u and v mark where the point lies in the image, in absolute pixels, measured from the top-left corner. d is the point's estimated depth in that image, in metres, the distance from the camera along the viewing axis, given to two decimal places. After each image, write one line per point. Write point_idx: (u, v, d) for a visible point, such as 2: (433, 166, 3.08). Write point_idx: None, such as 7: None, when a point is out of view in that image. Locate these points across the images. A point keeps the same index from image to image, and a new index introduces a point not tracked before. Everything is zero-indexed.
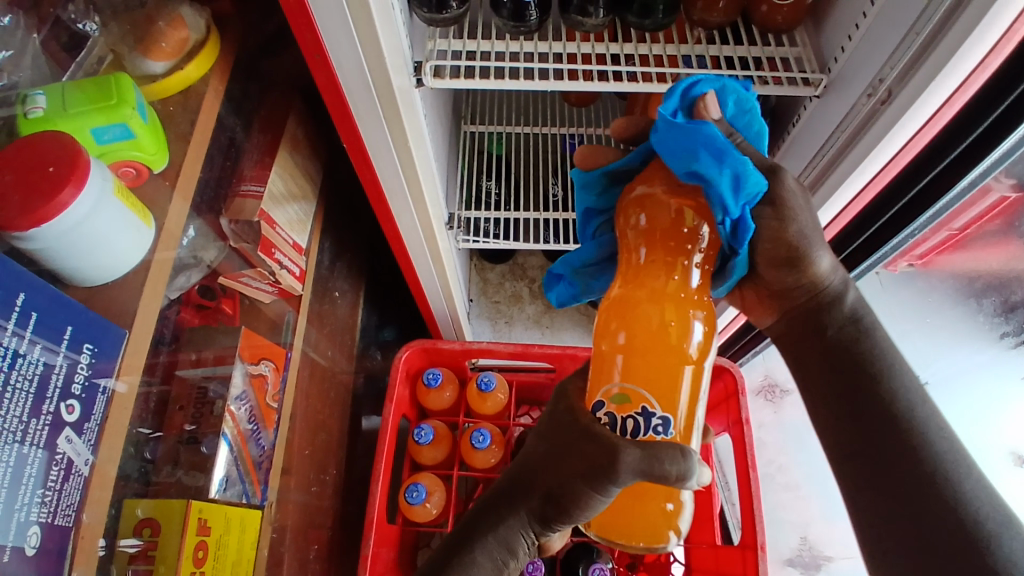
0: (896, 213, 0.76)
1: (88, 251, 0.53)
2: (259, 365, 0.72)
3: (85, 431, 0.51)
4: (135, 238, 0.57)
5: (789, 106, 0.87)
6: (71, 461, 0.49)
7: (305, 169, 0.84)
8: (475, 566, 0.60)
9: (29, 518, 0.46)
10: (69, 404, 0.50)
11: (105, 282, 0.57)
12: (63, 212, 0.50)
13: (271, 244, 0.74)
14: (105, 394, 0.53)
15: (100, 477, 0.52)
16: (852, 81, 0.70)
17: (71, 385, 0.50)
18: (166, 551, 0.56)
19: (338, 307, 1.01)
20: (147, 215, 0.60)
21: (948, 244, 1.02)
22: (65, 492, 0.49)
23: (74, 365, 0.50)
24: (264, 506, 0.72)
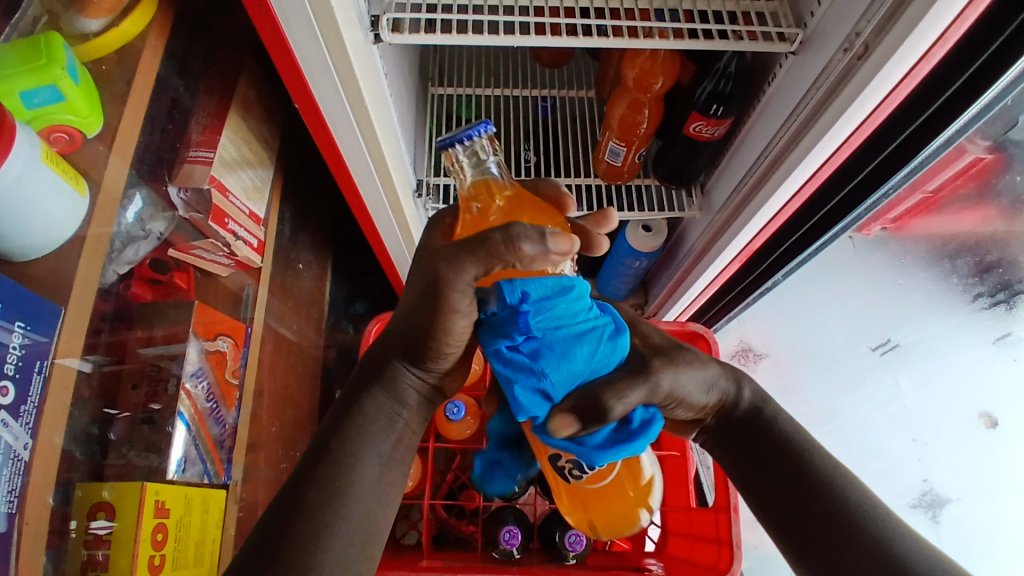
0: (869, 173, 0.75)
1: (20, 222, 0.49)
2: (216, 341, 0.68)
3: (22, 415, 0.48)
4: (69, 206, 0.53)
5: (764, 64, 0.85)
6: (10, 445, 0.47)
7: (258, 133, 0.79)
8: (374, 428, 0.59)
9: None
10: (4, 385, 0.46)
11: (40, 256, 0.53)
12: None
13: (223, 213, 0.69)
14: (42, 373, 0.50)
15: (42, 457, 0.50)
16: (828, 36, 0.68)
17: (4, 364, 0.47)
18: (124, 535, 0.54)
19: (303, 279, 0.97)
20: (81, 182, 0.55)
21: (920, 207, 1.03)
22: (7, 477, 0.46)
23: (6, 346, 0.47)
24: (229, 484, 0.70)
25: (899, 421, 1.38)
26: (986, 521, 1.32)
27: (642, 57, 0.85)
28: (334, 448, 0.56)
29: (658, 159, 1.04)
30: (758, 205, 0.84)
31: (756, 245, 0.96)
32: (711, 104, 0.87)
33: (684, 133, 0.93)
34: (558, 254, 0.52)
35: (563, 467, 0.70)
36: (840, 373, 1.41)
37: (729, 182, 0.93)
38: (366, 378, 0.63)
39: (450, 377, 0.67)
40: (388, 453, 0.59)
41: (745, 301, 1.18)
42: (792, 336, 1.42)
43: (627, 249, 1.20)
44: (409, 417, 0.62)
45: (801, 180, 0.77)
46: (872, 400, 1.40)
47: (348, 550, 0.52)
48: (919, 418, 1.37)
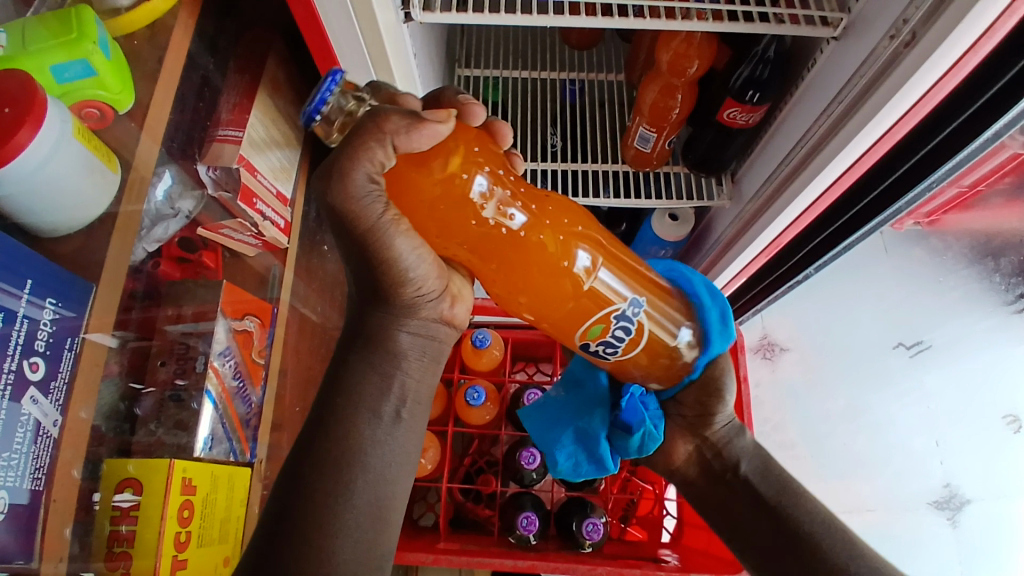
0: (911, 166, 0.72)
1: (50, 200, 0.49)
2: (244, 321, 0.68)
3: (52, 392, 0.49)
4: (100, 183, 0.53)
5: (805, 48, 0.82)
6: (38, 421, 0.47)
7: (286, 113, 0.79)
8: (373, 391, 0.59)
9: None
10: (34, 362, 0.47)
11: (70, 233, 0.53)
12: (22, 154, 0.46)
13: (251, 193, 0.69)
14: (73, 349, 0.51)
15: (71, 434, 0.51)
16: (874, 22, 0.65)
17: (34, 342, 0.47)
18: (150, 513, 0.55)
19: (327, 261, 0.98)
20: (113, 159, 0.55)
21: (958, 201, 1.01)
22: (34, 454, 0.47)
23: (37, 323, 0.48)
24: (254, 463, 0.70)
25: (925, 422, 1.33)
26: (1004, 523, 1.28)
27: (677, 40, 0.83)
28: (332, 425, 0.58)
29: (688, 146, 1.02)
30: (791, 196, 0.82)
31: (785, 239, 0.94)
32: (748, 90, 0.85)
33: (717, 120, 0.91)
34: (430, 117, 0.49)
35: (596, 351, 0.69)
36: (867, 373, 1.36)
37: (761, 172, 0.91)
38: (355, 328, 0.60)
39: (444, 299, 0.60)
40: (391, 411, 0.60)
41: (773, 293, 1.16)
42: (817, 330, 1.38)
43: (651, 238, 1.18)
44: (408, 364, 0.60)
45: (836, 173, 0.75)
46: (903, 397, 1.34)
47: (361, 522, 0.57)
48: (946, 418, 1.33)
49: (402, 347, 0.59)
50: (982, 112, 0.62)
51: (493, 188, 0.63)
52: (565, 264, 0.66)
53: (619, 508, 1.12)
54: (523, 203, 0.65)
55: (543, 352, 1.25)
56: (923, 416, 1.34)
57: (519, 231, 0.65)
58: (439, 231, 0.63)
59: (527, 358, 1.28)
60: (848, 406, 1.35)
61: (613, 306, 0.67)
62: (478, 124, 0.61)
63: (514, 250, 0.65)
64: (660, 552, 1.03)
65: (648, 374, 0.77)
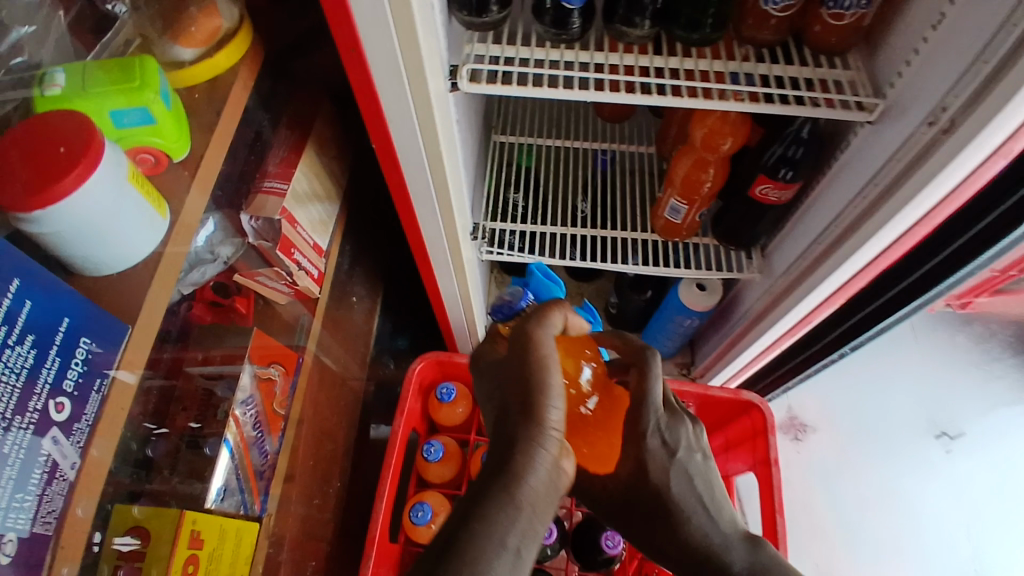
0: (960, 246, 0.70)
1: (101, 240, 0.51)
2: (268, 369, 0.67)
3: (74, 432, 0.48)
4: (148, 228, 0.54)
5: (837, 131, 0.83)
6: (56, 463, 0.46)
7: (330, 169, 0.82)
8: (507, 524, 0.49)
9: (6, 523, 0.43)
10: (60, 401, 0.47)
11: (112, 273, 0.54)
12: (68, 198, 0.47)
13: (290, 243, 0.70)
14: (100, 391, 0.50)
15: (88, 477, 0.49)
16: (910, 108, 0.66)
17: (64, 381, 0.47)
18: (155, 561, 0.54)
19: (354, 312, 0.98)
20: (163, 205, 0.57)
21: (994, 285, 0.99)
22: (48, 496, 0.46)
23: (69, 359, 0.48)
24: (263, 518, 0.67)
25: (966, 518, 1.24)
26: None
27: (712, 117, 0.83)
28: (465, 537, 0.48)
29: (717, 219, 1.03)
30: (826, 273, 0.80)
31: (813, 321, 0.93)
32: (781, 168, 0.85)
33: (749, 194, 0.92)
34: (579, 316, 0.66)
35: None
36: (898, 456, 1.29)
37: (793, 249, 0.91)
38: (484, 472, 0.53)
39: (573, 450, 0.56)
40: (515, 546, 0.49)
41: (798, 377, 1.13)
42: (846, 410, 1.32)
43: (678, 306, 1.17)
44: (538, 509, 0.52)
45: (871, 255, 0.75)
46: (940, 486, 1.27)
47: None
48: (984, 515, 1.25)
49: (532, 485, 0.51)
50: None
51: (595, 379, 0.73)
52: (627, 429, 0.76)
53: None
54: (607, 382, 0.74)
55: None
56: (964, 507, 1.25)
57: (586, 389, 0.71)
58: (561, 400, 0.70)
59: None
60: (882, 490, 1.27)
61: None
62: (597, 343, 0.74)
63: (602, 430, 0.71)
64: None
65: None
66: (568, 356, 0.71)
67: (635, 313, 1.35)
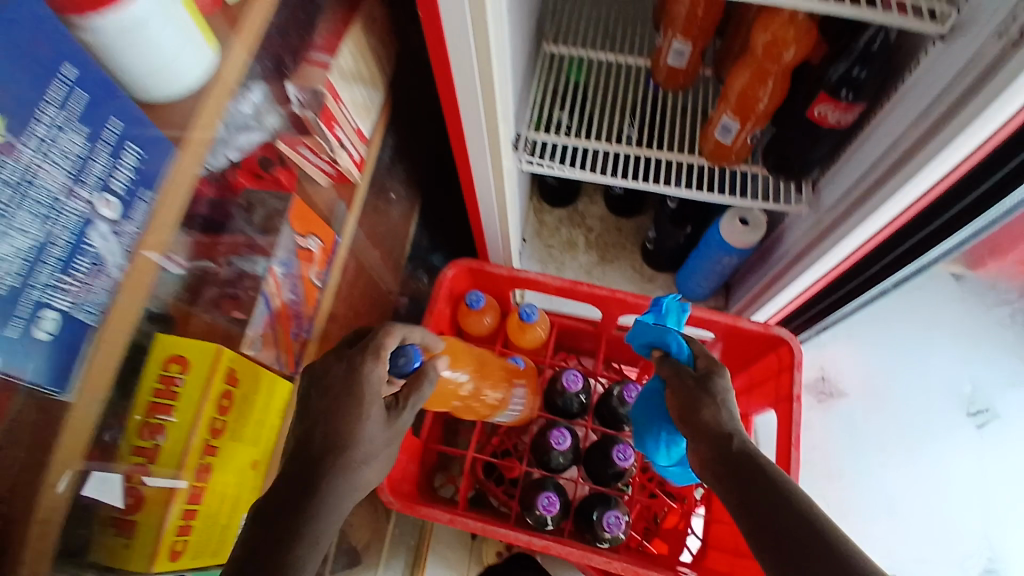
0: (1009, 172, 0.68)
1: (148, 60, 0.44)
2: (308, 239, 0.70)
3: (123, 233, 0.42)
4: (198, 55, 0.47)
5: (913, 46, 0.76)
6: (104, 259, 0.41)
7: (378, 54, 0.80)
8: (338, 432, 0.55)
9: (43, 300, 0.37)
10: (107, 199, 0.41)
11: (166, 100, 0.48)
12: (121, 8, 0.40)
13: (332, 117, 0.69)
14: (147, 205, 0.44)
15: (136, 278, 0.44)
16: (999, 12, 0.59)
17: (113, 178, 0.41)
18: (190, 398, 0.54)
19: (391, 211, 0.99)
20: (213, 36, 0.49)
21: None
22: (93, 288, 0.40)
23: (119, 163, 0.41)
24: (295, 379, 0.71)
25: (969, 489, 1.31)
26: None
27: (778, 22, 0.78)
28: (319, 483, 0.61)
29: (770, 146, 0.97)
30: (879, 201, 0.76)
31: (849, 263, 0.92)
32: (842, 87, 0.79)
33: (806, 115, 0.86)
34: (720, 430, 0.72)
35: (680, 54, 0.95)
36: (927, 425, 1.34)
37: (843, 182, 0.87)
38: (312, 427, 0.64)
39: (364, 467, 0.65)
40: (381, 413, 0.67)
41: (815, 321, 1.15)
42: (879, 373, 1.37)
43: (719, 243, 1.14)
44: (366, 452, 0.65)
45: (935, 176, 0.70)
46: (956, 447, 1.33)
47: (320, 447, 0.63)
48: (988, 489, 1.31)
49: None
50: None
51: (682, 38, 0.93)
52: (682, 78, 1.01)
53: (642, 519, 1.14)
54: (687, 35, 0.92)
55: (586, 344, 1.24)
56: (972, 476, 1.31)
57: (688, 36, 0.92)
58: (677, 8, 0.90)
59: (570, 349, 1.26)
60: (905, 438, 1.32)
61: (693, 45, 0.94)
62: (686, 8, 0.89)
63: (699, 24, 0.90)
64: (679, 567, 1.04)
65: (679, 80, 1.01)
66: (683, 23, 0.91)
67: (672, 249, 1.33)
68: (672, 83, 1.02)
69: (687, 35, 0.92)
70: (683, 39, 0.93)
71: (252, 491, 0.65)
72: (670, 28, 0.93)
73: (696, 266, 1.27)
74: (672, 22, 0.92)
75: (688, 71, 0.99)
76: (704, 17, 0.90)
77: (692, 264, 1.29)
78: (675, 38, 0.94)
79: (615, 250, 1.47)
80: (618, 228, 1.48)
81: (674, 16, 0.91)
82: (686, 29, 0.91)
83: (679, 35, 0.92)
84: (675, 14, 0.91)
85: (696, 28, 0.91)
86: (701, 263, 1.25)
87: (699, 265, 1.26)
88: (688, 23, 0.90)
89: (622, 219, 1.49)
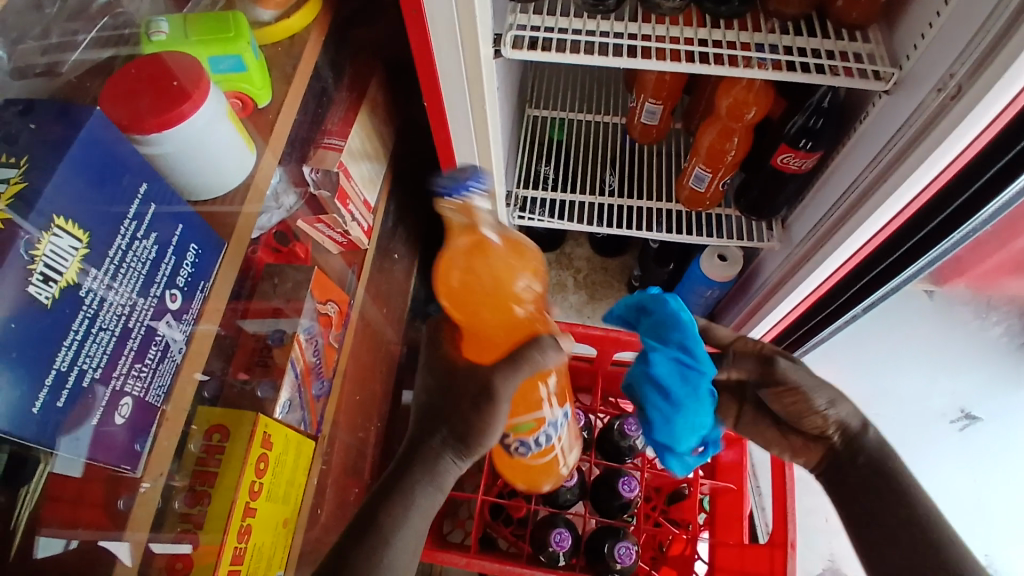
0: (942, 221, 0.75)
1: (202, 165, 0.53)
2: (327, 305, 0.76)
3: (184, 320, 0.50)
4: (239, 157, 0.56)
5: (860, 101, 0.85)
6: (168, 345, 0.48)
7: (380, 132, 0.89)
8: (418, 500, 0.59)
9: (123, 389, 0.44)
10: (173, 293, 0.49)
11: (211, 197, 0.57)
12: (183, 123, 0.49)
13: (346, 195, 0.77)
14: (203, 293, 0.52)
15: (191, 360, 0.51)
16: (923, 78, 0.68)
17: (177, 276, 0.49)
18: (232, 462, 0.59)
19: (394, 268, 1.06)
20: (251, 140, 0.59)
21: (985, 256, 1.08)
22: (160, 371, 0.48)
23: (182, 260, 0.49)
24: (317, 437, 0.76)
25: None
26: None
27: (738, 87, 0.87)
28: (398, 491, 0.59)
29: (741, 190, 1.06)
30: (838, 241, 0.84)
31: (826, 286, 0.96)
32: (801, 138, 0.88)
33: (772, 164, 0.95)
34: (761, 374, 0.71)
35: (652, 114, 1.05)
36: None
37: (812, 216, 0.94)
38: (434, 425, 0.62)
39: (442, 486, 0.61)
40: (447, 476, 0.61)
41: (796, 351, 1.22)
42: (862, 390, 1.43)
43: (700, 277, 1.22)
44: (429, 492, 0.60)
45: (890, 213, 0.76)
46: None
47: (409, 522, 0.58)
48: None
49: (416, 519, 0.59)
50: (992, 181, 0.67)
51: (651, 101, 1.03)
52: (655, 134, 1.11)
53: (650, 548, 1.18)
54: (657, 98, 1.02)
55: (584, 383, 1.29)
56: None
57: (656, 99, 1.02)
58: (646, 76, 1.01)
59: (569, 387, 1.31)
60: None
61: (662, 107, 1.04)
62: (650, 79, 1.00)
63: (665, 89, 1.01)
64: None
65: (652, 134, 1.11)
66: (651, 88, 1.01)
67: (658, 285, 1.41)
68: (646, 138, 1.12)
69: (658, 96, 1.02)
70: (653, 103, 1.03)
71: (283, 550, 0.68)
72: (642, 92, 1.03)
73: (680, 300, 1.34)
74: (644, 87, 1.02)
75: (661, 127, 1.09)
76: (670, 83, 1.00)
77: (677, 296, 1.36)
78: (646, 99, 1.04)
79: (603, 288, 1.55)
80: (605, 267, 1.56)
81: (644, 82, 1.01)
82: (656, 92, 1.01)
83: (650, 99, 1.02)
84: (644, 80, 1.01)
85: (664, 92, 1.01)
86: (684, 295, 1.32)
87: (683, 298, 1.33)
88: (656, 88, 1.00)
89: (608, 258, 1.57)
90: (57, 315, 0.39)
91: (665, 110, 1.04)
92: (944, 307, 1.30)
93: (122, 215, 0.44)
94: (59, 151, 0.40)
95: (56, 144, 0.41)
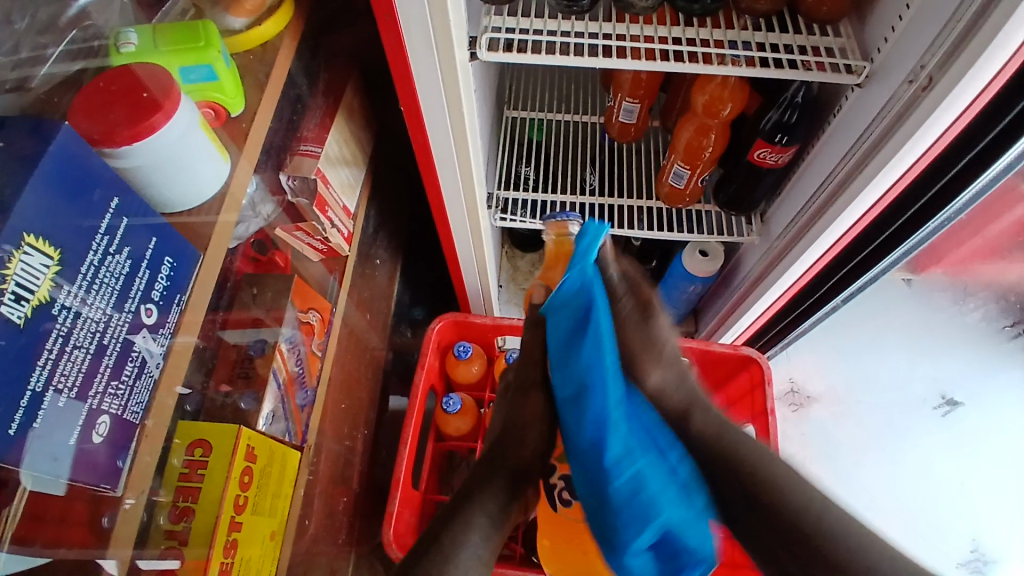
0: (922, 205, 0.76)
1: (175, 177, 0.52)
2: (309, 314, 0.75)
3: (161, 334, 0.49)
4: (213, 167, 0.56)
5: (833, 95, 0.87)
6: (145, 360, 0.47)
7: (357, 137, 0.88)
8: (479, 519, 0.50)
9: (100, 407, 0.44)
10: (149, 308, 0.48)
11: (183, 209, 0.56)
12: (154, 134, 0.48)
13: (325, 202, 0.76)
14: (180, 305, 0.52)
15: (168, 377, 0.51)
16: (895, 70, 0.69)
17: (152, 290, 0.48)
18: (215, 477, 0.58)
19: (377, 274, 1.05)
20: (224, 150, 0.58)
21: (961, 241, 1.10)
22: (137, 389, 0.47)
23: (157, 273, 0.48)
24: (303, 447, 0.75)
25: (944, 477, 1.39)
26: None
27: (713, 84, 0.88)
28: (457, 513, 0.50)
29: (719, 185, 1.07)
30: (817, 232, 0.85)
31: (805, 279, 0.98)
32: (777, 133, 0.89)
33: (749, 158, 0.95)
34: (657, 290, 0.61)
35: (630, 112, 1.06)
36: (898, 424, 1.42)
37: (790, 210, 0.95)
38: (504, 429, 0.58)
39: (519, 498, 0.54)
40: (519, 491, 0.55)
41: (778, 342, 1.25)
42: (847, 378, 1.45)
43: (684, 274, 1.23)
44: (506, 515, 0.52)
45: (868, 203, 0.77)
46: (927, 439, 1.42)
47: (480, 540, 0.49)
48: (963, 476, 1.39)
49: (479, 541, 0.49)
50: (972, 162, 0.68)
51: (628, 99, 1.03)
52: (632, 132, 1.11)
53: None
54: (634, 96, 1.02)
55: None
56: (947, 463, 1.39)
57: (633, 98, 1.03)
58: (622, 75, 1.01)
59: None
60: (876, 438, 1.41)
61: (639, 105, 1.04)
62: (626, 79, 1.01)
63: (642, 88, 1.01)
64: None
65: (631, 133, 1.11)
66: (626, 87, 1.02)
67: None
68: (624, 136, 1.12)
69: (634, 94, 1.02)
70: (629, 101, 1.04)
71: (271, 563, 0.67)
72: (619, 91, 1.03)
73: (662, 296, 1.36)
74: (620, 87, 1.02)
75: (639, 126, 1.10)
76: (647, 81, 1.00)
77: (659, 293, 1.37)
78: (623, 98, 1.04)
79: None
80: None
81: (620, 81, 1.02)
82: (633, 91, 1.02)
83: (627, 97, 1.03)
84: (621, 79, 1.01)
85: (639, 91, 1.02)
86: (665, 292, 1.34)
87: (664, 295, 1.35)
88: (632, 86, 1.01)
89: None
90: (30, 334, 0.38)
91: (642, 108, 1.05)
92: (922, 292, 1.36)
93: (93, 230, 0.43)
94: (28, 167, 0.39)
95: (24, 160, 0.40)
